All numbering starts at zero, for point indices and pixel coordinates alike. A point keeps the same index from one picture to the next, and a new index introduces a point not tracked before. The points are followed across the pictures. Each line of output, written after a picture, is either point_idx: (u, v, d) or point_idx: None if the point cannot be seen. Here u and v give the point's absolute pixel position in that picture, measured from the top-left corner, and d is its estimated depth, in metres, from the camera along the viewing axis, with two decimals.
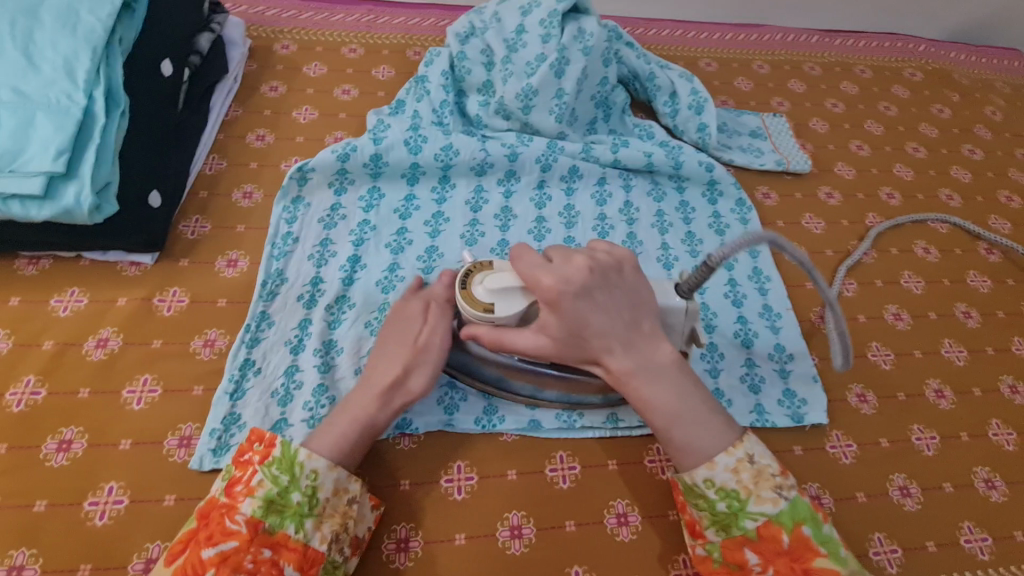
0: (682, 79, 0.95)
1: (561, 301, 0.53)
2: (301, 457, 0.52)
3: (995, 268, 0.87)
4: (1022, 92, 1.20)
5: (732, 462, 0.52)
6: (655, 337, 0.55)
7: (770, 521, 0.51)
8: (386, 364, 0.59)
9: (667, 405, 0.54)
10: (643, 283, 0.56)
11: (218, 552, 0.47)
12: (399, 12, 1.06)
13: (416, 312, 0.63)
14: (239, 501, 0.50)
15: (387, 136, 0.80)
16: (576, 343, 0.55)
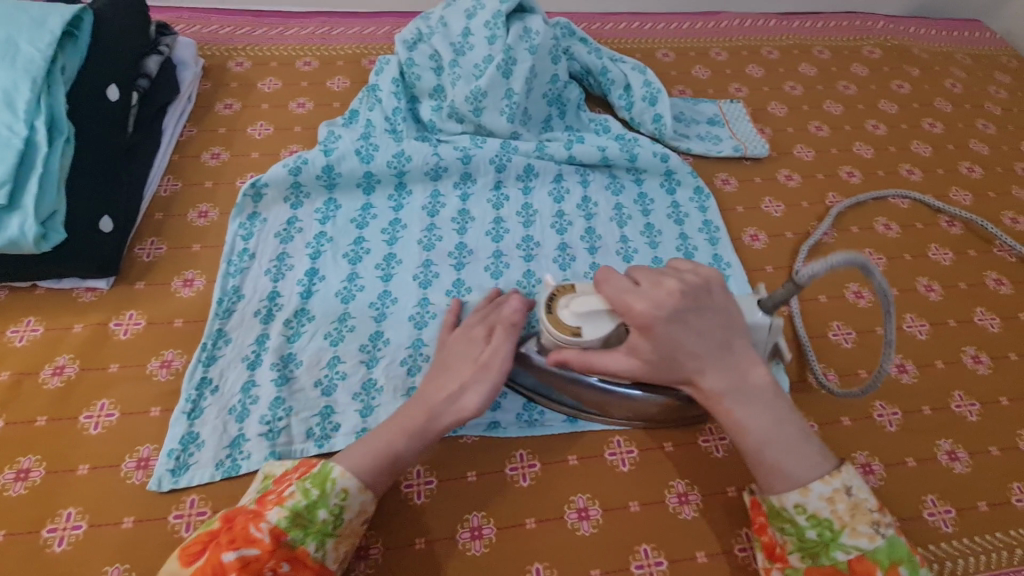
0: (635, 71, 0.95)
1: (654, 326, 0.52)
2: (335, 473, 0.52)
3: (959, 240, 0.87)
4: (982, 62, 1.20)
5: (827, 491, 0.50)
6: (748, 361, 0.54)
7: (864, 557, 0.49)
8: (452, 377, 0.59)
9: (760, 427, 0.52)
10: (732, 302, 0.55)
11: (240, 557, 0.46)
12: (350, 22, 1.06)
13: (477, 334, 0.62)
14: (268, 510, 0.50)
15: (338, 147, 0.80)
16: (671, 365, 0.54)
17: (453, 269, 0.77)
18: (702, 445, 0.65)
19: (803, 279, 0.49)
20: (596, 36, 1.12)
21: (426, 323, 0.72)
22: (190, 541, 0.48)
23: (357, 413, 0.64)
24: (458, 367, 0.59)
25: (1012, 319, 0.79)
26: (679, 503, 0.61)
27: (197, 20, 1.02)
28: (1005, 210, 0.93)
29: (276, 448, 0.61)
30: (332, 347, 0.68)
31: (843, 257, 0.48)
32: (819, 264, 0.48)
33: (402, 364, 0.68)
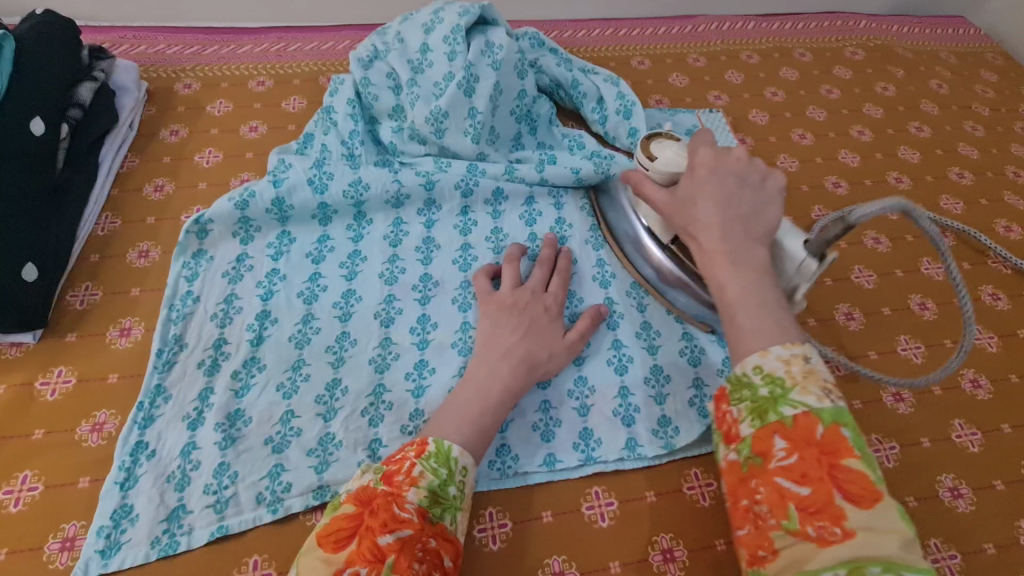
0: (607, 83, 0.90)
1: (698, 170, 0.56)
2: (455, 452, 0.52)
3: (951, 252, 0.83)
4: (968, 61, 1.16)
5: (787, 353, 0.46)
6: (758, 237, 0.53)
7: (810, 413, 0.43)
8: (542, 345, 0.62)
9: (744, 288, 0.51)
10: (779, 197, 0.56)
11: (397, 538, 0.44)
12: (306, 38, 0.99)
13: (553, 310, 0.66)
14: (403, 491, 0.48)
15: (288, 176, 0.74)
16: (683, 215, 0.56)
17: (417, 304, 0.71)
18: (687, 492, 0.60)
19: (854, 218, 0.53)
20: (568, 44, 1.07)
21: (388, 366, 0.66)
22: (331, 527, 0.45)
23: (312, 470, 0.58)
24: (546, 339, 0.63)
25: (1011, 337, 0.75)
26: (664, 561, 0.56)
27: (142, 40, 0.95)
28: (999, 217, 0.89)
29: (224, 518, 0.55)
30: (285, 400, 0.62)
31: (898, 206, 0.53)
32: (876, 206, 0.53)
33: (363, 415, 0.62)
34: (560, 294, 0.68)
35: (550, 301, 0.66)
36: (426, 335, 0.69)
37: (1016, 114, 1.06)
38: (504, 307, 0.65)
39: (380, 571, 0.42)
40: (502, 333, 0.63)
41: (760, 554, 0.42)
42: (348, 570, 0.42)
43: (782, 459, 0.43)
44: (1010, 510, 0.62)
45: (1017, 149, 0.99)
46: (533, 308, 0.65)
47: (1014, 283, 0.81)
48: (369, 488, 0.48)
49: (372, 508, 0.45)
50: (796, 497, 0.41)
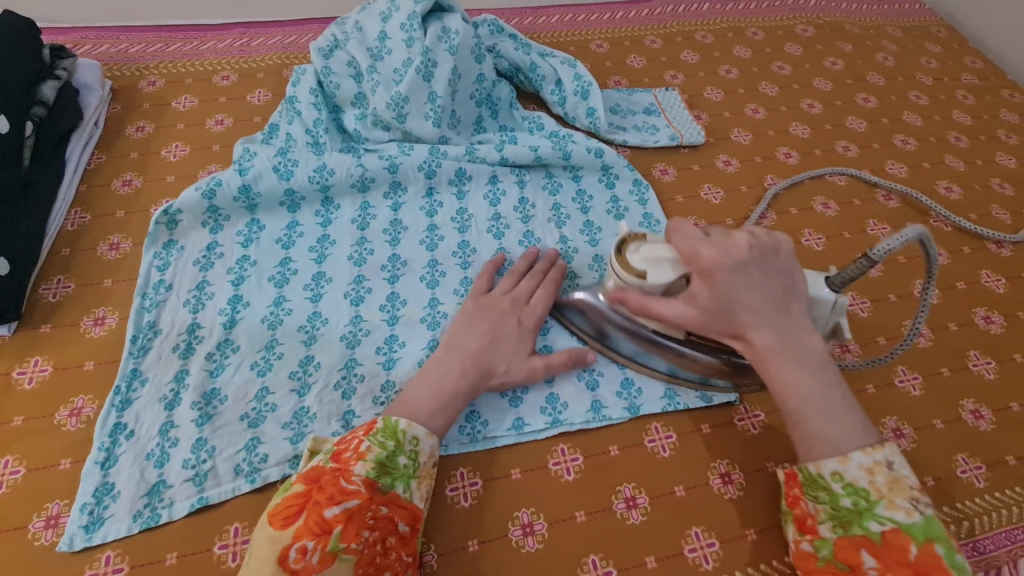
0: (564, 65, 0.93)
1: (715, 274, 0.52)
2: (403, 426, 0.55)
3: (894, 214, 0.88)
4: (913, 34, 1.21)
5: (868, 462, 0.49)
6: (803, 323, 0.52)
7: (899, 530, 0.48)
8: (499, 357, 0.63)
9: (809, 391, 0.51)
10: (797, 266, 0.53)
11: (343, 509, 0.48)
12: (269, 33, 1.01)
13: (527, 323, 0.66)
14: (352, 465, 0.51)
15: (254, 165, 0.76)
16: (725, 318, 0.52)
17: (386, 283, 0.74)
18: (648, 445, 0.64)
19: (879, 255, 0.49)
20: (528, 30, 1.10)
21: (359, 342, 0.68)
22: (282, 505, 0.49)
23: (288, 442, 0.61)
24: (510, 354, 0.64)
25: (950, 289, 0.80)
26: (627, 508, 0.60)
27: (104, 39, 0.96)
28: (940, 179, 0.94)
29: (204, 490, 0.57)
30: (259, 378, 0.64)
31: (915, 233, 0.49)
32: (897, 239, 0.49)
33: (336, 389, 0.65)
34: (541, 309, 0.68)
35: (527, 314, 0.67)
36: (396, 312, 0.71)
37: (958, 82, 1.11)
38: (480, 309, 0.67)
39: (327, 541, 0.47)
40: (468, 336, 0.64)
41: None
42: (296, 544, 0.46)
43: None
44: (948, 445, 0.66)
45: (957, 115, 1.04)
46: (507, 317, 0.66)
47: (954, 240, 0.85)
48: (320, 466, 0.52)
49: (319, 485, 0.49)
50: None
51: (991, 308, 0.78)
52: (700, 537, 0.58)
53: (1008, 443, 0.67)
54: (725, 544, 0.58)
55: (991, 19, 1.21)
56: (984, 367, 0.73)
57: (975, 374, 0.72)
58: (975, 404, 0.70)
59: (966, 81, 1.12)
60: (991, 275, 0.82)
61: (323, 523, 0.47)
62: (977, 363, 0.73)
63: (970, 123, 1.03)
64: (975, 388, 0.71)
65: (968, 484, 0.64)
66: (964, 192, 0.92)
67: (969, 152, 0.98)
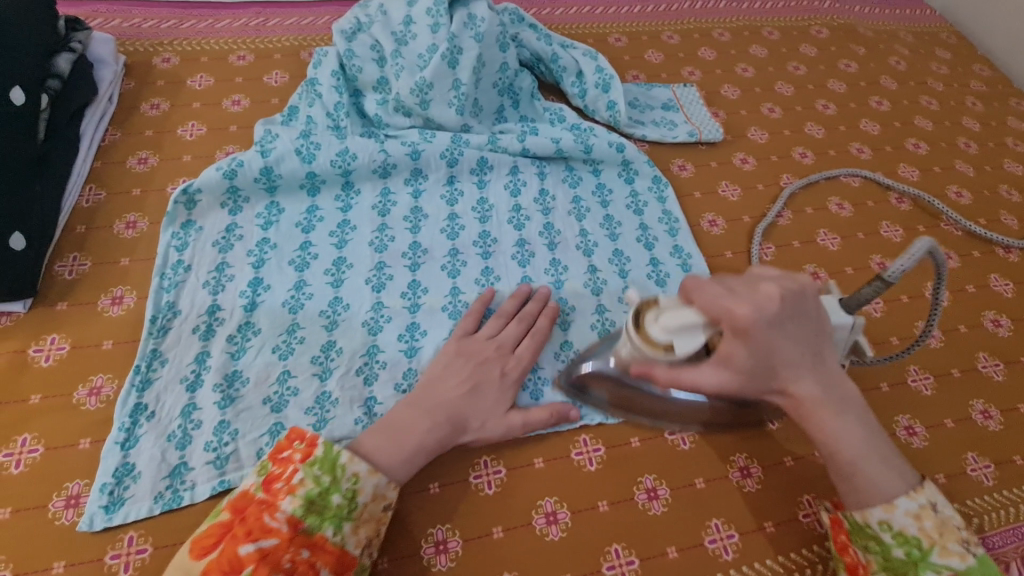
0: (586, 57, 0.93)
1: (753, 330, 0.49)
2: (343, 460, 0.52)
3: (907, 218, 0.89)
4: (923, 40, 1.22)
5: (914, 507, 0.50)
6: (838, 371, 0.52)
7: (955, 575, 0.48)
8: (476, 408, 0.60)
9: (855, 442, 0.51)
10: (826, 314, 0.52)
11: (257, 549, 0.47)
12: (285, 13, 0.99)
13: (510, 375, 0.63)
14: (279, 500, 0.50)
15: (276, 147, 0.75)
16: (764, 374, 0.51)
17: (408, 270, 0.73)
18: (668, 437, 0.64)
19: (893, 275, 0.49)
20: (546, 21, 1.09)
21: (381, 328, 0.68)
22: (202, 533, 0.49)
23: (311, 427, 0.60)
24: (486, 406, 0.61)
25: (960, 292, 0.82)
26: (648, 499, 0.60)
27: (116, 14, 0.94)
28: (950, 183, 0.95)
29: (225, 473, 0.57)
30: (281, 361, 0.64)
31: (924, 246, 0.50)
32: (908, 258, 0.49)
33: (358, 374, 0.64)
34: (526, 359, 0.65)
35: (511, 365, 0.64)
36: (417, 300, 0.71)
37: (967, 89, 1.13)
38: (463, 352, 0.64)
39: None
40: (447, 382, 0.61)
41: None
42: None
43: None
44: (957, 442, 0.68)
45: (967, 120, 1.06)
46: (490, 365, 0.63)
47: (964, 244, 0.87)
48: (248, 494, 0.51)
49: (241, 518, 0.48)
50: None
51: (999, 312, 0.80)
52: (719, 529, 0.59)
53: (1015, 443, 0.69)
54: (744, 535, 0.59)
55: (1000, 28, 1.23)
56: (993, 368, 0.74)
57: (984, 374, 0.74)
58: (984, 404, 0.71)
59: (975, 87, 1.13)
60: (1000, 279, 0.84)
61: (233, 562, 0.46)
62: (986, 365, 0.75)
63: (979, 130, 1.05)
64: (984, 389, 0.73)
65: (977, 482, 0.65)
66: (974, 197, 0.94)
67: (979, 157, 1.00)
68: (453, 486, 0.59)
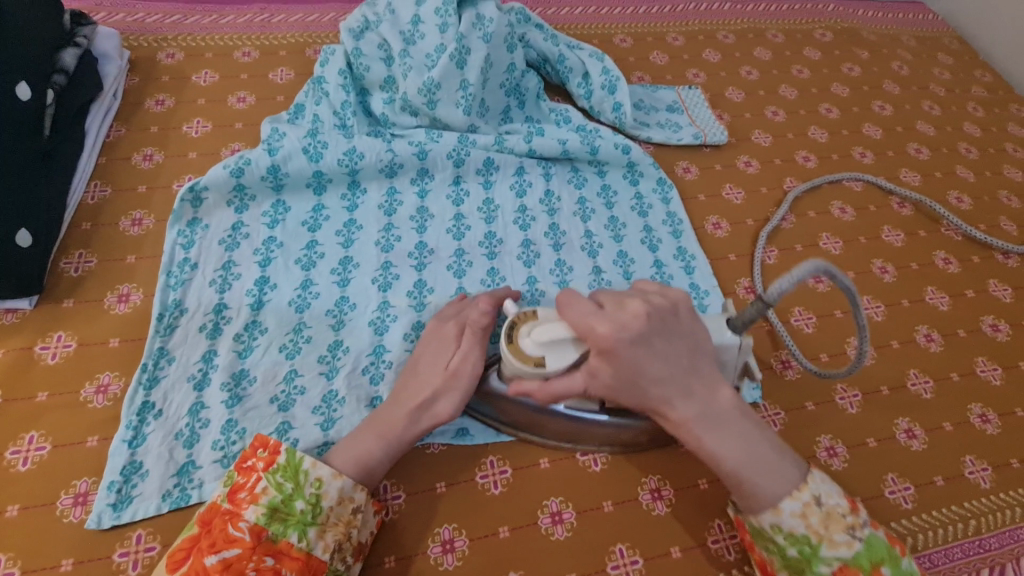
0: (593, 58, 0.93)
1: (614, 351, 0.51)
2: (306, 464, 0.52)
3: (909, 222, 0.90)
4: (926, 44, 1.23)
5: (798, 506, 0.50)
6: (714, 382, 0.53)
7: (847, 565, 0.48)
8: (422, 383, 0.58)
9: (735, 456, 0.51)
10: (700, 325, 0.54)
11: (221, 559, 0.46)
12: (290, 9, 0.99)
13: (446, 337, 0.62)
14: (243, 509, 0.50)
15: (283, 145, 0.75)
16: (632, 390, 0.52)
17: (414, 270, 0.74)
18: (672, 438, 0.65)
19: (771, 298, 0.48)
20: (553, 20, 1.09)
21: (387, 327, 0.68)
22: (174, 547, 0.48)
23: (318, 427, 0.61)
24: (426, 373, 0.59)
25: (960, 297, 0.82)
26: (652, 499, 0.61)
27: (120, 8, 0.94)
28: (951, 189, 0.96)
29: None
30: (288, 360, 0.64)
31: (809, 268, 0.48)
32: (786, 281, 0.48)
33: (364, 374, 0.65)
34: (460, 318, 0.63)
35: (444, 329, 0.62)
36: (423, 299, 0.71)
37: (969, 94, 1.14)
38: None
39: None
40: None
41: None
42: None
43: None
44: (955, 445, 0.69)
45: (969, 127, 1.07)
46: (425, 341, 0.62)
47: (964, 250, 0.88)
48: (214, 506, 0.50)
49: (206, 529, 0.48)
50: None
51: (997, 316, 0.81)
52: (722, 530, 0.60)
53: (1012, 447, 0.70)
54: None
55: (1001, 35, 1.24)
56: (991, 372, 0.75)
57: (983, 379, 0.75)
58: (982, 408, 0.72)
59: (977, 94, 1.14)
60: (999, 284, 0.85)
61: (197, 574, 0.45)
62: (984, 369, 0.76)
63: (981, 136, 1.06)
64: (982, 393, 0.74)
65: (974, 484, 0.66)
66: (974, 202, 0.95)
67: (980, 163, 1.01)
68: (460, 485, 0.60)
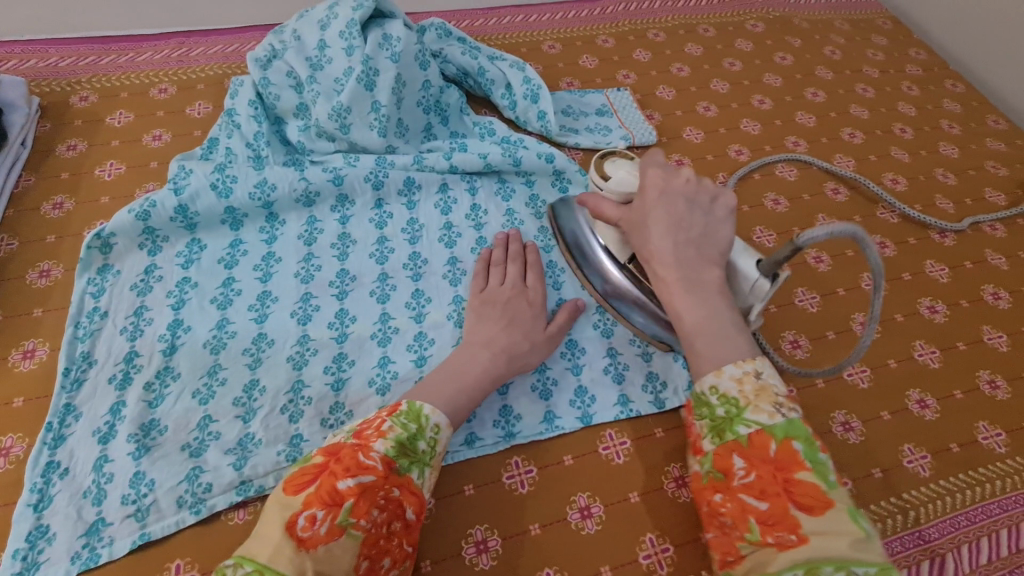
0: (514, 68, 0.92)
1: (647, 195, 0.59)
2: (426, 411, 0.55)
3: (844, 206, 0.90)
4: (859, 27, 1.23)
5: (737, 371, 0.50)
6: (707, 260, 0.56)
7: (763, 431, 0.47)
8: (523, 335, 0.65)
9: (695, 310, 0.54)
10: (729, 220, 0.58)
11: (358, 483, 0.47)
12: (210, 42, 0.98)
13: (535, 302, 0.69)
14: (371, 442, 0.51)
15: (190, 183, 0.73)
16: (640, 235, 0.59)
17: (335, 299, 0.72)
18: (602, 452, 0.64)
19: (803, 243, 0.51)
20: (479, 32, 1.08)
21: (306, 362, 0.66)
22: (299, 471, 0.48)
23: (230, 470, 0.59)
24: (526, 326, 0.66)
25: (896, 281, 0.82)
26: (582, 518, 0.59)
27: (32, 54, 0.92)
28: (886, 171, 0.95)
29: (143, 526, 0.55)
30: (201, 405, 0.62)
31: (843, 229, 0.50)
32: (822, 230, 0.49)
33: (282, 413, 0.63)
34: (539, 287, 0.70)
35: (532, 295, 0.69)
36: (345, 329, 0.69)
37: (903, 74, 1.14)
38: (487, 301, 0.68)
39: (337, 513, 0.45)
40: (485, 324, 0.66)
41: (729, 559, 0.48)
42: (305, 511, 0.45)
43: (743, 476, 0.47)
44: (894, 434, 0.68)
45: (903, 107, 1.07)
46: (515, 301, 0.68)
47: (901, 232, 0.87)
48: (339, 441, 0.51)
49: (337, 456, 0.48)
50: (755, 511, 0.46)
51: (935, 298, 0.80)
52: (654, 544, 0.58)
53: (952, 431, 0.69)
54: (680, 547, 0.58)
55: (934, 13, 1.24)
56: (929, 355, 0.75)
57: (921, 364, 0.74)
58: (920, 394, 0.71)
59: (911, 73, 1.14)
60: (936, 266, 0.84)
61: (336, 495, 0.46)
62: (922, 353, 0.75)
63: (915, 115, 1.06)
64: (920, 377, 0.73)
65: (913, 474, 0.65)
66: (910, 183, 0.94)
67: (914, 143, 1.01)
68: None
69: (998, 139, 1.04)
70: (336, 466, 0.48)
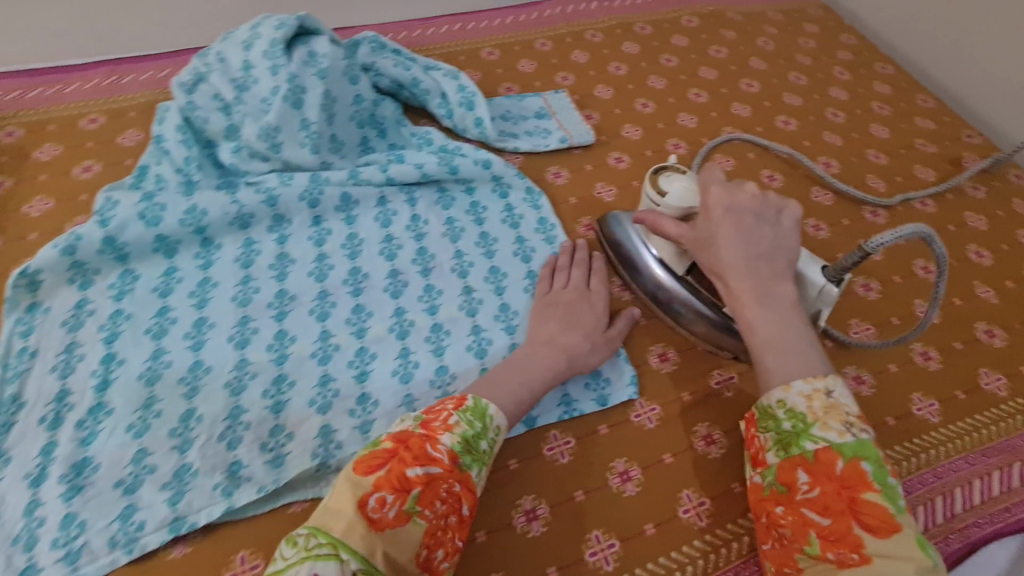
0: (448, 78, 0.93)
1: (713, 211, 0.60)
2: (491, 411, 0.56)
3: (782, 192, 0.92)
4: (790, 16, 1.26)
5: (807, 388, 0.53)
6: (780, 275, 0.58)
7: (831, 448, 0.50)
8: (579, 336, 0.67)
9: (766, 327, 0.56)
10: (794, 235, 0.60)
11: (425, 472, 0.49)
12: (142, 69, 0.97)
13: (597, 306, 0.71)
14: (438, 434, 0.53)
15: (116, 214, 0.72)
16: (707, 252, 0.60)
17: (274, 320, 0.71)
18: (547, 454, 0.64)
19: (872, 246, 0.55)
20: (417, 42, 1.09)
21: (244, 387, 0.66)
22: (371, 453, 0.51)
23: (166, 503, 0.58)
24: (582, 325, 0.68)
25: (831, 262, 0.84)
26: (528, 521, 0.60)
27: None
28: (820, 154, 0.98)
29: (77, 568, 0.54)
30: (136, 440, 0.61)
31: (909, 229, 0.55)
32: (891, 234, 0.55)
33: (220, 440, 0.62)
34: (602, 291, 0.73)
35: (595, 299, 0.72)
36: (284, 351, 0.69)
37: (834, 60, 1.17)
38: (552, 303, 0.71)
39: (405, 499, 0.47)
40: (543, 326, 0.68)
41: (786, 570, 0.50)
42: (376, 493, 0.47)
43: (806, 489, 0.50)
44: None
45: (834, 92, 1.10)
46: (577, 303, 0.70)
47: (836, 214, 0.90)
48: (407, 429, 0.53)
49: (406, 445, 0.50)
50: (818, 526, 0.48)
51: (868, 275, 0.82)
52: (600, 540, 0.59)
53: (887, 405, 0.70)
54: (625, 541, 0.59)
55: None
56: (864, 333, 0.76)
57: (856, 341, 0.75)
58: (856, 371, 0.73)
59: (841, 58, 1.17)
60: None
61: (404, 481, 0.48)
62: (858, 331, 0.76)
63: (846, 99, 1.09)
64: (857, 354, 0.74)
65: None
66: (843, 165, 0.97)
67: (845, 126, 1.03)
68: None
69: (926, 118, 1.07)
70: (406, 453, 0.50)
